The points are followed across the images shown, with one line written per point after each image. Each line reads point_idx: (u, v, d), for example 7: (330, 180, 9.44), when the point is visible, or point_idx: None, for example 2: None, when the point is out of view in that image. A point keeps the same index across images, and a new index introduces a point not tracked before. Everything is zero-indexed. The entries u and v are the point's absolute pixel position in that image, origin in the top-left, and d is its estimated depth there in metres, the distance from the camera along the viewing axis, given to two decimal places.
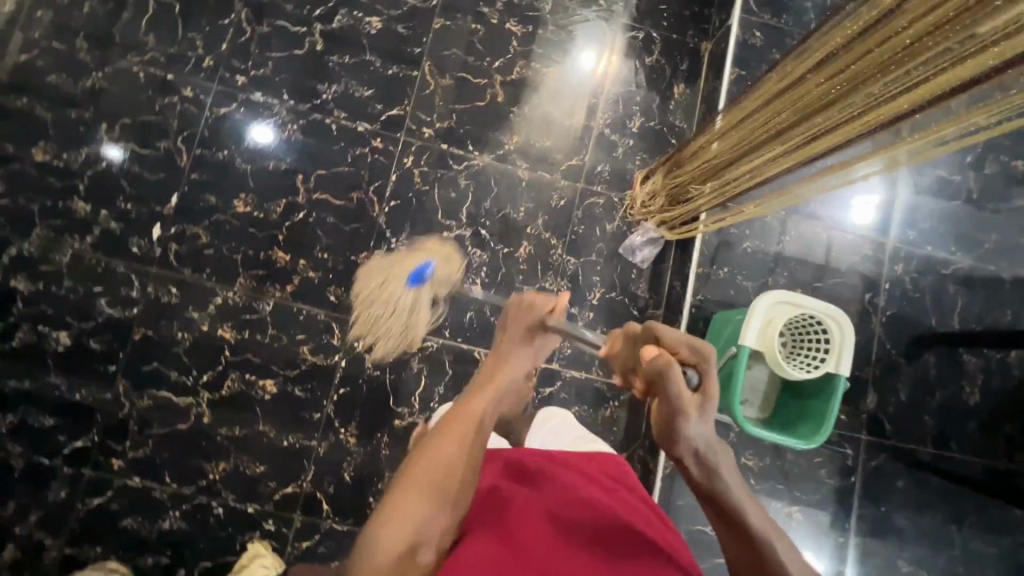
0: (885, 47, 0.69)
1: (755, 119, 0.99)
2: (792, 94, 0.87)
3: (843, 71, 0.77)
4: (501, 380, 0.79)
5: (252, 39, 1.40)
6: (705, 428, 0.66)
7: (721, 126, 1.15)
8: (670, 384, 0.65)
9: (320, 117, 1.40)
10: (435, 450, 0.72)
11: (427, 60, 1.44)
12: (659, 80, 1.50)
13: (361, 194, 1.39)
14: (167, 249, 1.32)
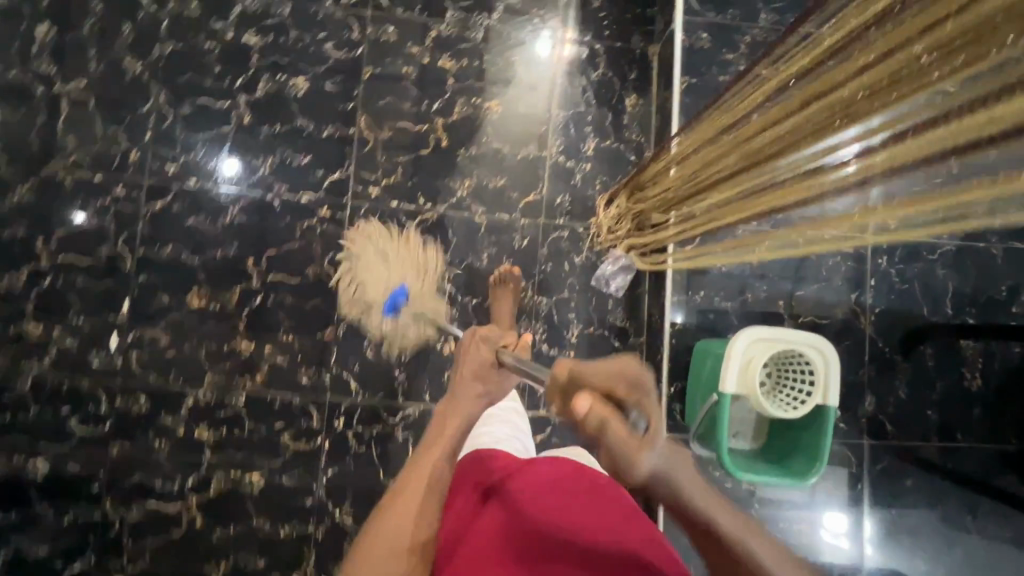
0: (829, 96, 0.62)
1: (708, 153, 0.92)
2: (742, 137, 0.80)
3: (789, 121, 0.69)
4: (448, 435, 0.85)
5: (176, 123, 1.32)
6: (648, 479, 0.56)
7: (677, 154, 1.08)
8: (608, 433, 0.55)
9: (260, 194, 1.33)
10: (398, 515, 0.79)
11: (362, 115, 1.36)
12: (609, 95, 1.42)
13: (316, 268, 1.34)
14: (128, 358, 1.29)
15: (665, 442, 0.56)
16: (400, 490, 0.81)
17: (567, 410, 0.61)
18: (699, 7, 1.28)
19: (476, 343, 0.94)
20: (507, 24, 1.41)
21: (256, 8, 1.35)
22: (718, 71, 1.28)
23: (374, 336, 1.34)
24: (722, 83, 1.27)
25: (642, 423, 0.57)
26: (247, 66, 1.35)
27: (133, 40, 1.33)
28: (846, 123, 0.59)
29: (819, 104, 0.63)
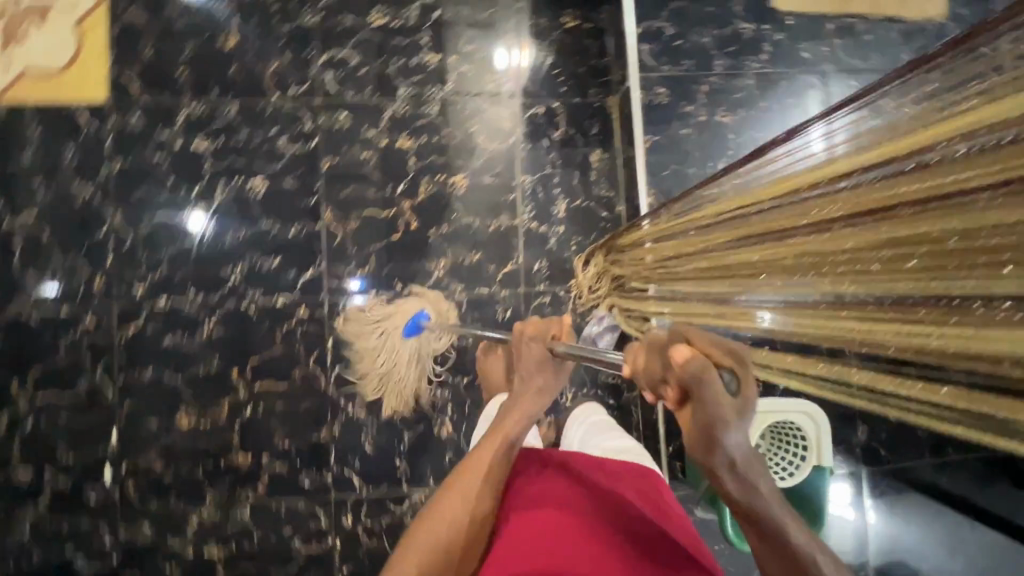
0: (830, 234, 0.58)
1: (693, 243, 0.89)
2: (735, 232, 0.76)
3: (787, 234, 0.65)
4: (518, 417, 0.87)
5: (137, 242, 1.29)
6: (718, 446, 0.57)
7: (653, 231, 1.06)
8: (707, 387, 0.53)
9: (236, 303, 1.31)
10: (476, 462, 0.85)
11: (327, 208, 1.34)
12: (574, 153, 1.40)
13: (302, 370, 1.33)
14: (125, 488, 1.27)
15: (751, 415, 0.55)
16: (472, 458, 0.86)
17: (654, 359, 0.59)
18: (654, 62, 1.26)
19: (528, 338, 0.88)
20: (461, 94, 1.38)
21: (202, 112, 1.31)
22: (678, 124, 1.27)
23: (371, 428, 1.33)
24: (685, 136, 1.27)
25: (735, 390, 0.55)
26: (201, 174, 1.31)
27: (79, 163, 1.28)
28: (846, 264, 0.56)
29: (821, 229, 0.59)
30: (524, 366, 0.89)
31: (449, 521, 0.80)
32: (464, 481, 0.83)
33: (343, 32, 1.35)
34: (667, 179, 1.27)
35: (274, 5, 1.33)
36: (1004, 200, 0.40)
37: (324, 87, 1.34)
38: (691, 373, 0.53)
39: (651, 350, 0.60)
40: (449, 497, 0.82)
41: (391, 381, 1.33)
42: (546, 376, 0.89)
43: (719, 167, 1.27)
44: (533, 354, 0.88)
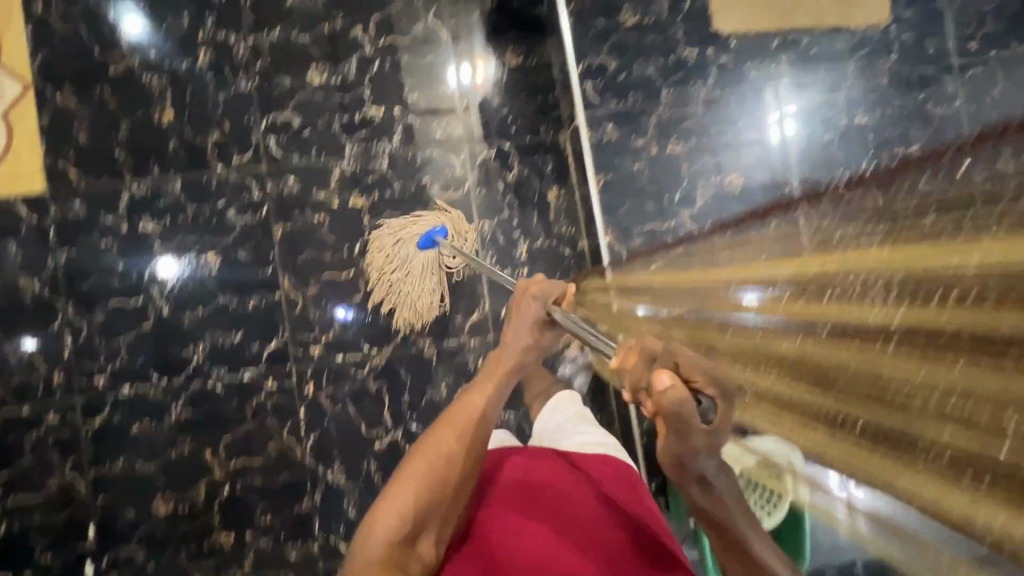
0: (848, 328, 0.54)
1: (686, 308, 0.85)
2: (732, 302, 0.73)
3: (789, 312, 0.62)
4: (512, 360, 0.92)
5: (92, 332, 1.26)
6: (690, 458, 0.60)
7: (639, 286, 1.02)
8: (682, 411, 0.56)
9: (201, 382, 1.29)
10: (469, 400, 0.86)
11: (285, 277, 1.31)
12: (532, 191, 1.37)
13: (276, 442, 1.31)
14: None
15: (718, 442, 0.59)
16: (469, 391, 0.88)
17: (643, 374, 0.59)
18: (599, 98, 1.24)
19: (530, 295, 0.94)
20: (409, 146, 1.36)
21: (145, 192, 1.28)
22: (631, 159, 1.25)
23: (352, 493, 1.32)
24: (638, 171, 1.25)
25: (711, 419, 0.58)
26: (151, 256, 1.28)
27: (23, 258, 1.25)
28: (839, 356, 0.54)
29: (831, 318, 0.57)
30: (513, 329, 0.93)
31: (445, 458, 0.82)
32: (462, 420, 0.85)
33: (281, 95, 1.32)
34: (624, 217, 1.25)
35: (208, 74, 1.30)
36: (997, 356, 0.39)
37: (269, 152, 1.31)
38: (670, 396, 0.56)
39: (644, 360, 0.60)
40: (445, 432, 0.84)
41: (400, 294, 1.33)
42: (533, 336, 0.94)
43: (675, 198, 1.26)
44: (528, 314, 0.93)
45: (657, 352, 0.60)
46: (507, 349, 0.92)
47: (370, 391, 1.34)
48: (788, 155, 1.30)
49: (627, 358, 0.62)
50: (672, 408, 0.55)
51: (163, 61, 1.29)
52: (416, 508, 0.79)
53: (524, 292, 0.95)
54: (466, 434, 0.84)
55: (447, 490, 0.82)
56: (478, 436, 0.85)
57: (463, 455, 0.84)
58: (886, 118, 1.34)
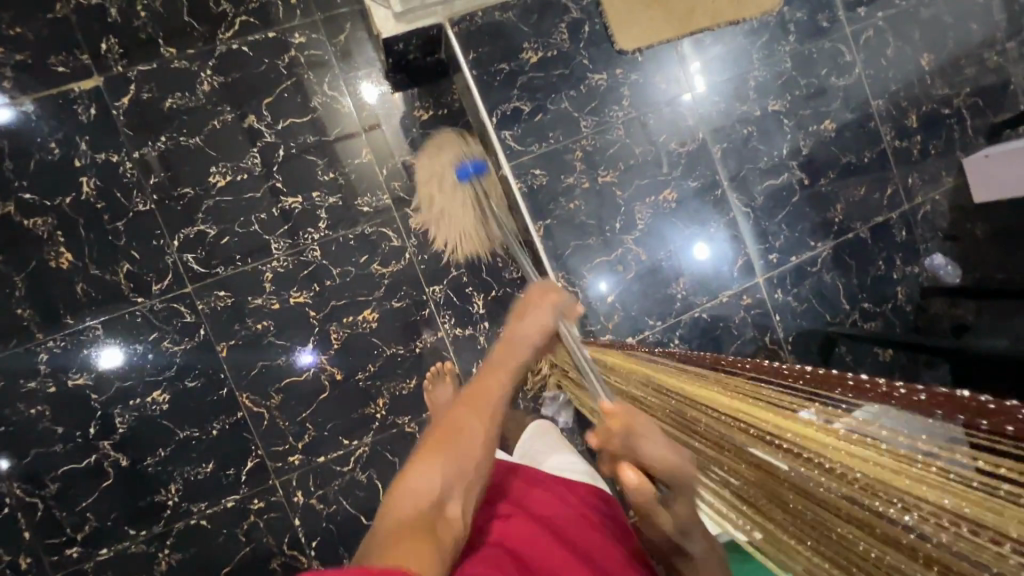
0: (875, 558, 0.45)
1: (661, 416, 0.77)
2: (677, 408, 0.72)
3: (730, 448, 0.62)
4: (514, 358, 0.80)
5: (50, 505, 1.17)
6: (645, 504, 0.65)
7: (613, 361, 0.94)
8: (636, 488, 0.63)
9: (183, 522, 1.23)
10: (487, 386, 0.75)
11: (243, 394, 1.25)
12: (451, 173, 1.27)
13: (280, 558, 1.27)
14: None
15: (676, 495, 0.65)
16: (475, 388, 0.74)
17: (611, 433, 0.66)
18: (520, 144, 1.22)
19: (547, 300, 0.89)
20: (338, 226, 1.29)
21: (64, 345, 1.18)
22: (565, 199, 1.24)
23: None
24: (574, 209, 1.24)
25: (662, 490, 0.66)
26: (91, 410, 1.19)
27: None
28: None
29: (767, 470, 0.56)
30: (523, 321, 0.85)
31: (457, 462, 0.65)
32: (484, 401, 0.72)
33: (187, 207, 1.22)
34: (571, 258, 1.24)
35: (99, 204, 1.19)
36: None
37: (189, 269, 1.22)
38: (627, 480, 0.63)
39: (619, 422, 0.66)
40: (466, 413, 0.70)
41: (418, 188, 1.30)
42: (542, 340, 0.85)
43: (615, 227, 1.26)
44: (540, 310, 0.87)
45: (634, 428, 0.63)
46: (517, 347, 0.81)
47: (362, 483, 1.31)
48: (713, 158, 1.32)
49: (610, 421, 0.65)
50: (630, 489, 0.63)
51: (41, 201, 1.17)
52: (440, 477, 0.63)
53: (541, 293, 0.90)
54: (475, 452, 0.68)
55: (471, 470, 0.66)
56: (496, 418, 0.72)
57: (486, 434, 0.69)
58: (796, 99, 1.37)
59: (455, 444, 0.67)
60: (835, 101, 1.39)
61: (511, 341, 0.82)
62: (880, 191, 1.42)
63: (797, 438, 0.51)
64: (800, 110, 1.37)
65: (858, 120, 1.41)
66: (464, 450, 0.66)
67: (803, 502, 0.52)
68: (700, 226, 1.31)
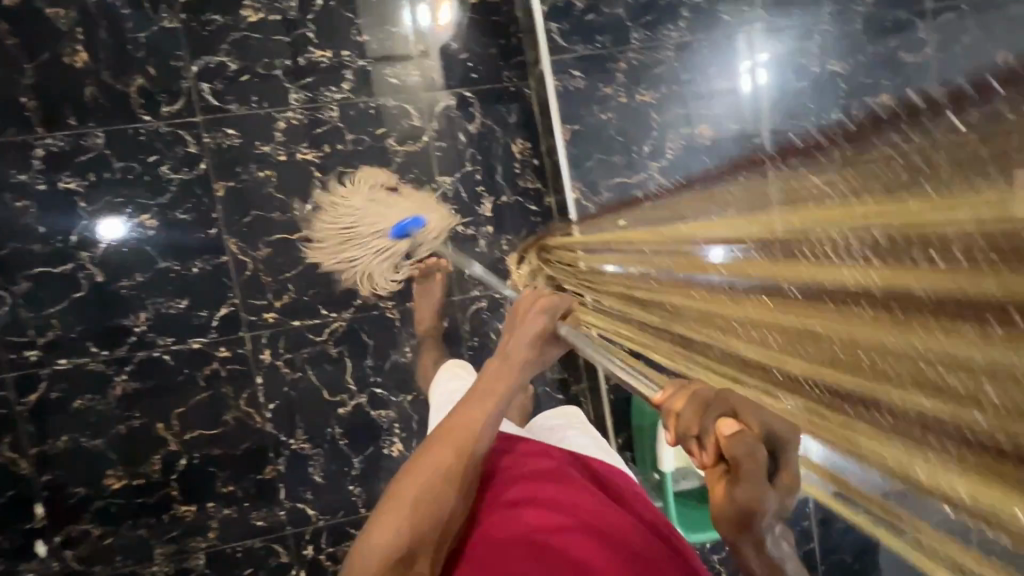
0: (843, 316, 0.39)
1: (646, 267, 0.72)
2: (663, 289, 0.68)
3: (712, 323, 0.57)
4: (499, 387, 0.78)
5: (18, 303, 1.15)
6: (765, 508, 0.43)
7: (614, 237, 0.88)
8: (747, 469, 0.41)
9: (146, 352, 1.21)
10: (464, 423, 0.76)
11: (230, 240, 1.22)
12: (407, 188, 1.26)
13: (235, 412, 1.25)
14: (64, 558, 1.21)
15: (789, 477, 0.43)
16: (447, 431, 0.76)
17: (688, 418, 0.46)
18: (566, 41, 1.17)
19: (536, 309, 0.80)
20: (362, 92, 1.24)
21: (61, 146, 1.14)
22: (598, 109, 1.19)
23: (317, 459, 1.29)
24: (606, 121, 1.19)
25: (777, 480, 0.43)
26: (76, 217, 1.16)
27: None
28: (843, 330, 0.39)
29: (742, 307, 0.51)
30: (518, 334, 0.79)
31: (426, 518, 0.71)
32: (461, 445, 0.75)
33: (213, 34, 1.18)
34: (591, 171, 1.20)
35: (125, 11, 1.15)
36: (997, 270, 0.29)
37: (202, 99, 1.18)
38: (739, 448, 0.42)
39: (692, 405, 0.46)
40: (438, 456, 0.74)
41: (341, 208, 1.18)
42: (538, 351, 0.80)
43: (643, 150, 1.21)
44: (531, 319, 0.79)
45: (709, 394, 0.46)
46: (505, 367, 0.79)
47: (332, 357, 1.28)
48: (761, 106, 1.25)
49: (672, 403, 0.48)
50: (739, 460, 0.41)
51: None
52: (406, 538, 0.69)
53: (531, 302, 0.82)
54: (447, 515, 0.72)
55: (446, 508, 0.72)
56: (474, 459, 0.75)
57: (457, 485, 0.74)
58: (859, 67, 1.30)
59: (417, 482, 0.72)
60: None
61: (505, 357, 0.79)
62: None
63: (778, 245, 0.46)
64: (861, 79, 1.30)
65: None
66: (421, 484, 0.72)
67: (788, 329, 0.45)
68: None
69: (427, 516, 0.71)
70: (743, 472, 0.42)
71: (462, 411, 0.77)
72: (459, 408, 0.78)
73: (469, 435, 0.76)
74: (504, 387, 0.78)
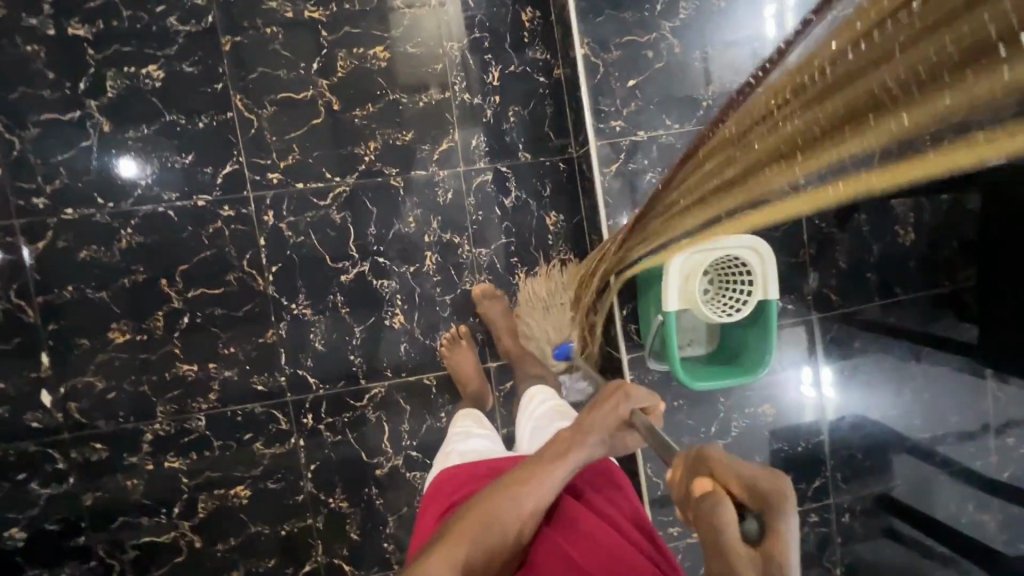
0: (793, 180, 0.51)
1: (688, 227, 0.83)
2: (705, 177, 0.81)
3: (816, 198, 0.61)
4: (568, 459, 0.80)
5: (26, 149, 1.16)
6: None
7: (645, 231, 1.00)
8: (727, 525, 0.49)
9: (152, 207, 1.21)
10: (537, 470, 0.79)
11: (236, 95, 1.21)
12: (423, 51, 1.27)
13: (238, 273, 1.25)
14: (68, 410, 1.22)
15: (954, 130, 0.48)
16: (517, 476, 0.79)
17: (682, 483, 0.57)
18: None
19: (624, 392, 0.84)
20: None
21: None
22: None
23: (319, 325, 1.29)
24: None
25: (755, 537, 0.50)
26: (85, 65, 1.16)
27: None
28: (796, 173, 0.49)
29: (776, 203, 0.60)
30: (599, 411, 0.83)
31: (482, 548, 0.72)
32: (525, 492, 0.77)
33: None
34: (601, 27, 1.19)
35: None
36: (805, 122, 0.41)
37: None
38: (706, 507, 0.51)
39: (687, 471, 0.57)
40: (504, 493, 0.77)
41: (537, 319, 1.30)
42: (612, 433, 0.83)
43: (656, 8, 1.19)
44: (618, 404, 0.83)
45: (706, 457, 0.56)
46: (579, 444, 0.81)
47: (335, 223, 1.27)
48: None
49: (675, 472, 0.59)
50: (702, 515, 0.51)
51: None
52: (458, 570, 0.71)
53: (616, 387, 0.86)
54: (502, 551, 0.74)
55: (502, 547, 0.74)
56: (536, 508, 0.77)
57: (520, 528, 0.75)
58: None
59: (478, 527, 0.74)
60: None
61: (581, 423, 0.83)
62: None
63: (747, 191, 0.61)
64: None
65: None
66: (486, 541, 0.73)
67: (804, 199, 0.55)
68: (740, 35, 1.22)
69: (480, 545, 0.72)
70: (718, 525, 0.50)
71: (534, 465, 0.80)
72: (532, 463, 0.81)
73: (534, 485, 0.78)
74: (571, 461, 0.80)
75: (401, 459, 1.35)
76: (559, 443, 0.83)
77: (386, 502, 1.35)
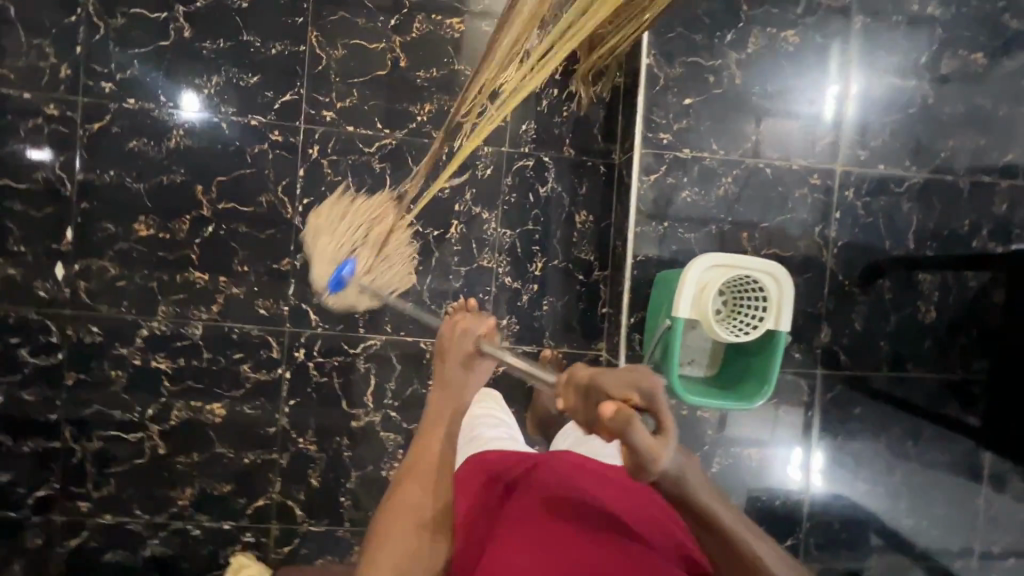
0: None
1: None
2: None
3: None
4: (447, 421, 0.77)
5: (108, 36, 1.22)
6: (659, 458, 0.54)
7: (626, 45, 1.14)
8: (631, 438, 0.51)
9: (207, 115, 1.26)
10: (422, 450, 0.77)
11: (313, 32, 1.27)
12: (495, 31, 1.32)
13: (270, 197, 1.28)
14: (76, 288, 1.25)
15: None
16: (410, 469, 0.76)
17: (579, 405, 0.55)
18: None
19: (461, 331, 0.77)
20: None
21: None
22: None
23: None
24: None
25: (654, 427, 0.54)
26: None
27: None
28: None
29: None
30: (451, 363, 0.77)
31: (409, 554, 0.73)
32: (425, 481, 0.75)
33: None
34: (670, 42, 1.23)
35: None
36: None
37: None
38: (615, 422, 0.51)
39: (578, 392, 0.55)
40: (406, 494, 0.75)
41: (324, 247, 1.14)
42: (470, 375, 0.78)
43: (726, 38, 1.23)
44: (465, 341, 0.76)
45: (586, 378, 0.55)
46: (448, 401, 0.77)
47: (373, 171, 1.31)
48: (852, 28, 1.26)
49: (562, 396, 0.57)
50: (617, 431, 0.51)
51: None
52: None
53: (453, 327, 0.78)
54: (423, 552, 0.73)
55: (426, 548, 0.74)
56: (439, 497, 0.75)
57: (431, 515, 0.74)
58: (959, 15, 1.29)
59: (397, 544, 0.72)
60: (1001, 39, 1.30)
61: (443, 386, 0.77)
62: (999, 151, 1.32)
63: None
64: (960, 27, 1.29)
65: (1014, 73, 1.31)
66: (407, 550, 0.72)
67: None
68: (801, 81, 1.26)
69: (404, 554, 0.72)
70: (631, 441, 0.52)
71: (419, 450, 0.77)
72: (415, 446, 0.78)
73: (431, 470, 0.76)
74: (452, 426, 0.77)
75: (380, 416, 1.34)
76: (432, 412, 0.78)
77: (353, 455, 1.33)
